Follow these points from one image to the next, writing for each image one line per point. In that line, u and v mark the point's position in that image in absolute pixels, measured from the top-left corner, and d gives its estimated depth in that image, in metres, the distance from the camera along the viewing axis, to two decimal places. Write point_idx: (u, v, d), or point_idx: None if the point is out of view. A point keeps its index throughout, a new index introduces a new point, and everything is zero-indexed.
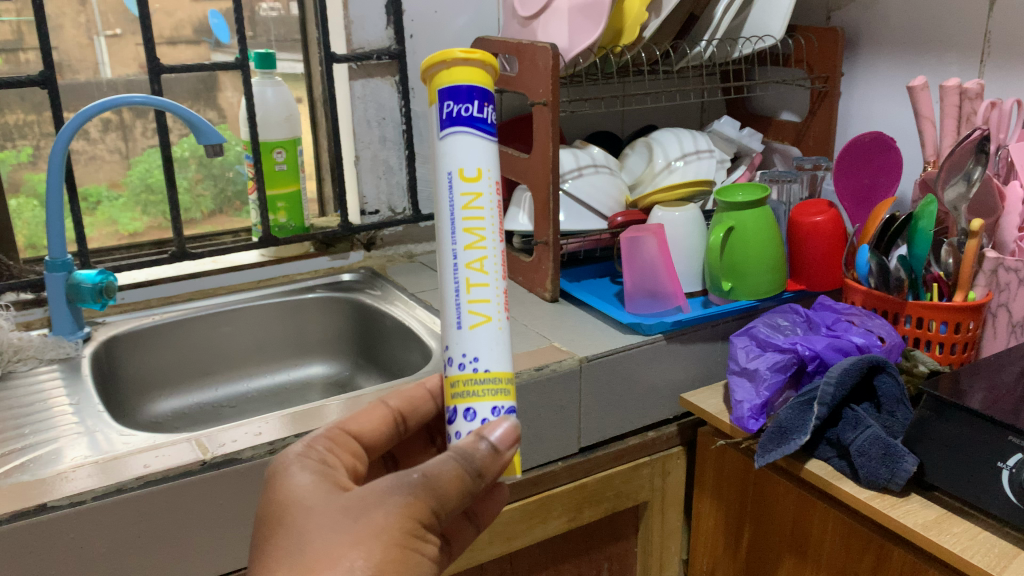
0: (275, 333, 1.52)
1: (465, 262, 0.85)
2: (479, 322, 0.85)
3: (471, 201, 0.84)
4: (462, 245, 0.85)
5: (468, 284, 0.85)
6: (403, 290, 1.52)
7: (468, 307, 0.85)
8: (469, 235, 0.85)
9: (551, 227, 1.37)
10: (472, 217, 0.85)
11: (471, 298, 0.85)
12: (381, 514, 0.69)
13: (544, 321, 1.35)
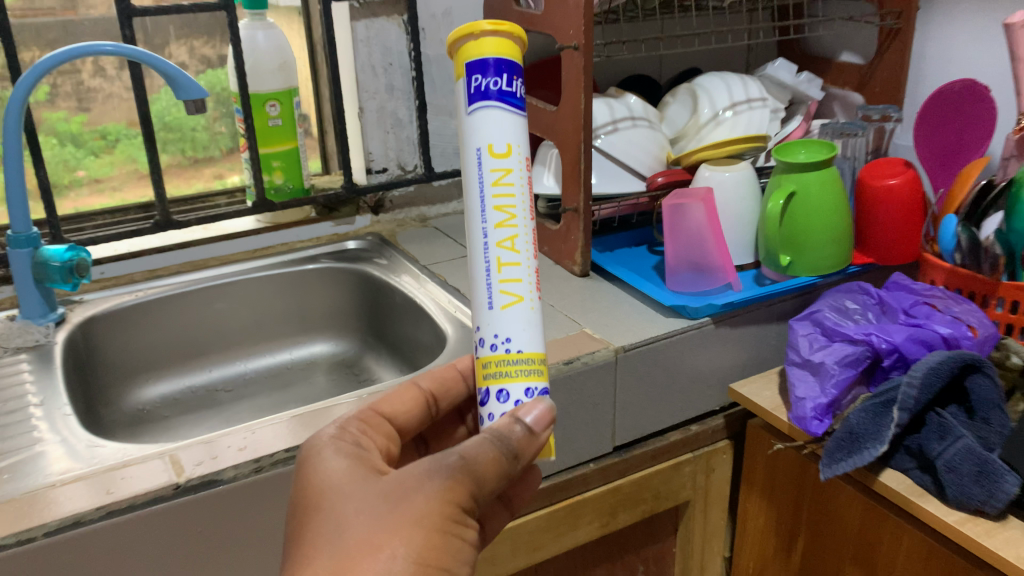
0: (275, 308, 1.37)
1: (496, 242, 0.74)
2: (509, 303, 0.74)
3: (501, 178, 0.73)
4: (492, 226, 0.73)
5: (500, 266, 0.74)
6: (414, 260, 1.35)
7: (498, 290, 0.74)
8: (500, 213, 0.74)
9: (583, 192, 1.20)
10: (502, 194, 0.73)
11: (503, 280, 0.74)
12: (421, 497, 0.62)
13: (574, 300, 1.19)
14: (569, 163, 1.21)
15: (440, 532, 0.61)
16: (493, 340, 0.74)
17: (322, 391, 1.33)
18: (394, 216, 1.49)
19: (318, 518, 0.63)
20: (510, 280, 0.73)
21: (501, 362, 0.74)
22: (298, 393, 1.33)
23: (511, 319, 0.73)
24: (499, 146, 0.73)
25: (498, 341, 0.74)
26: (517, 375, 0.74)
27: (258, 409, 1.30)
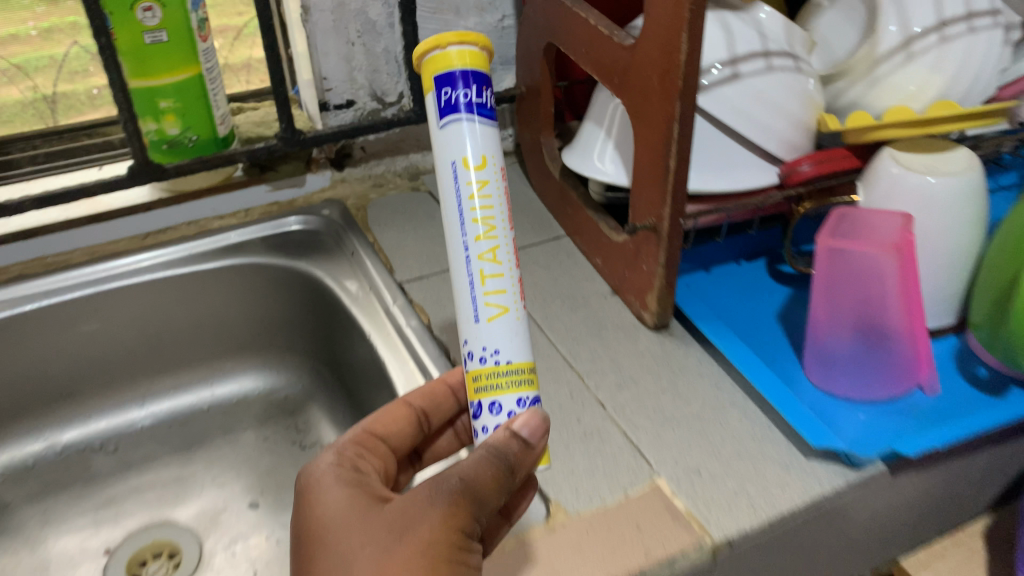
0: (179, 324, 0.90)
1: (477, 255, 0.54)
2: (497, 314, 0.55)
3: (480, 193, 0.54)
4: (471, 239, 0.54)
5: (483, 282, 0.55)
6: (386, 266, 0.86)
7: (483, 300, 0.55)
8: (480, 226, 0.54)
9: (668, 209, 0.67)
10: (480, 204, 0.54)
11: (488, 291, 0.55)
12: (427, 523, 0.46)
13: (639, 391, 0.70)
14: (649, 149, 0.68)
15: (448, 564, 0.44)
16: (484, 353, 0.55)
17: (247, 457, 0.89)
18: (369, 171, 0.98)
19: (320, 556, 0.47)
20: (497, 291, 0.55)
21: (494, 376, 0.55)
22: (212, 460, 0.89)
23: (499, 330, 0.55)
24: (475, 152, 0.53)
25: (486, 354, 0.55)
26: (508, 387, 0.55)
27: (149, 489, 0.86)
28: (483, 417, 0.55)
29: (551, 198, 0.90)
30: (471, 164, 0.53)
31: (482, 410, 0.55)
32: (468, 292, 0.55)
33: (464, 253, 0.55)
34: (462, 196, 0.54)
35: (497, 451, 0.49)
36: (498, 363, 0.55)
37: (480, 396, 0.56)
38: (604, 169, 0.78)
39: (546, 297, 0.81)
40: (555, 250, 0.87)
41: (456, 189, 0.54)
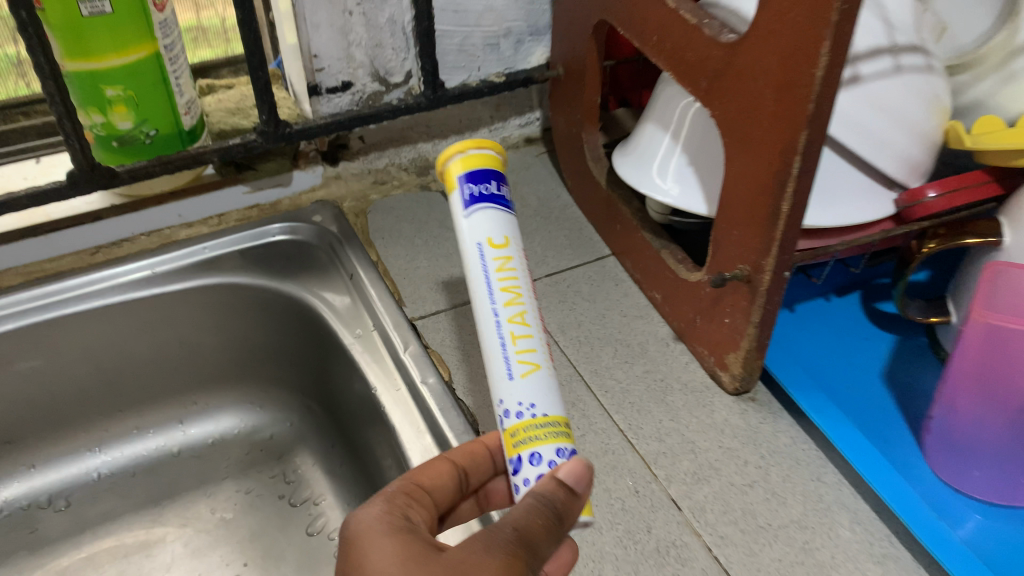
0: (141, 355, 0.75)
1: (507, 318, 0.45)
2: (532, 373, 0.45)
3: (508, 266, 0.46)
4: (499, 306, 0.46)
5: (513, 345, 0.45)
6: (392, 294, 0.70)
7: (515, 360, 0.45)
8: (507, 292, 0.46)
9: (772, 261, 0.51)
10: (508, 275, 0.46)
11: (520, 352, 0.45)
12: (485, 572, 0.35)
13: (721, 488, 0.55)
14: (747, 182, 0.52)
15: None
16: (517, 409, 0.45)
17: (226, 515, 0.75)
18: (368, 165, 0.81)
19: None
20: (529, 351, 0.45)
21: (530, 430, 0.44)
22: (183, 519, 0.74)
23: (536, 388, 0.45)
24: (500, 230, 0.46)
25: (520, 410, 0.45)
26: (547, 437, 0.44)
27: (107, 556, 0.71)
28: (517, 474, 0.44)
29: (594, 209, 0.74)
30: (497, 241, 0.46)
31: (518, 465, 0.44)
32: (496, 358, 0.46)
33: (491, 318, 0.46)
34: (486, 268, 0.46)
35: (544, 496, 0.40)
36: (535, 415, 0.44)
37: (513, 449, 0.45)
38: (668, 189, 0.62)
39: (595, 340, 0.65)
40: (600, 275, 0.71)
41: (478, 262, 0.46)
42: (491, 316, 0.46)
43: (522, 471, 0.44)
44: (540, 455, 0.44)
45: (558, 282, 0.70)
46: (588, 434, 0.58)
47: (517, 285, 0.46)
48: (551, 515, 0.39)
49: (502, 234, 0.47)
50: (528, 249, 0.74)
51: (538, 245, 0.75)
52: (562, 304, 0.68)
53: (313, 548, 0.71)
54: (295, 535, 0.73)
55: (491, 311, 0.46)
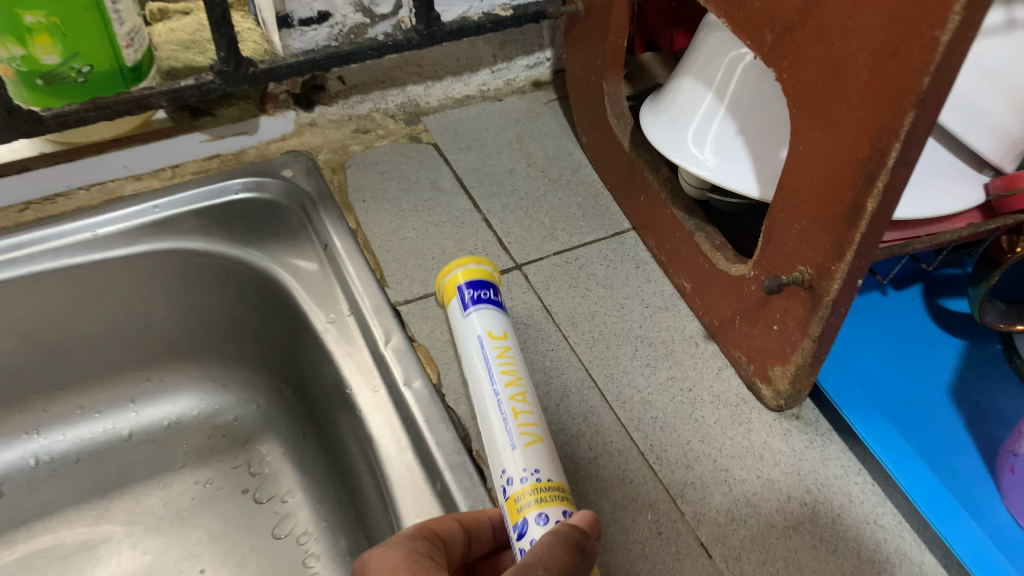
0: (83, 331, 0.64)
1: (508, 396, 0.47)
2: (534, 444, 0.45)
3: (507, 354, 0.49)
4: (499, 386, 0.47)
5: (515, 417, 0.46)
6: (372, 269, 0.59)
7: (517, 432, 0.45)
8: (507, 373, 0.48)
9: (845, 267, 0.41)
10: (506, 360, 0.49)
11: (522, 425, 0.45)
12: None
13: (761, 531, 0.46)
14: (821, 166, 0.41)
15: None
16: (521, 475, 0.43)
17: (182, 511, 0.66)
18: (349, 110, 0.70)
19: None
20: (531, 426, 0.46)
21: (538, 493, 0.42)
22: (133, 516, 0.65)
23: (539, 456, 0.44)
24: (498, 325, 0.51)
25: (523, 476, 0.43)
26: (554, 498, 0.42)
27: (43, 558, 0.62)
28: (522, 538, 0.41)
29: (616, 179, 0.64)
30: (496, 333, 0.50)
31: (523, 529, 0.41)
32: (496, 432, 0.45)
33: (491, 398, 0.47)
34: (488, 356, 0.49)
35: (561, 536, 0.36)
36: (541, 479, 0.43)
37: (517, 514, 0.42)
38: (705, 162, 0.51)
39: (611, 337, 0.55)
40: (618, 256, 0.61)
41: (480, 352, 0.49)
42: (491, 395, 0.47)
43: (528, 535, 0.41)
44: (548, 514, 0.41)
45: (569, 262, 0.60)
46: (602, 457, 0.49)
47: (516, 369, 0.49)
48: (578, 547, 0.34)
49: (500, 328, 0.51)
50: (534, 221, 0.64)
51: (546, 215, 0.64)
52: (573, 290, 0.58)
53: (279, 554, 0.63)
54: (259, 538, 0.64)
55: (492, 391, 0.47)
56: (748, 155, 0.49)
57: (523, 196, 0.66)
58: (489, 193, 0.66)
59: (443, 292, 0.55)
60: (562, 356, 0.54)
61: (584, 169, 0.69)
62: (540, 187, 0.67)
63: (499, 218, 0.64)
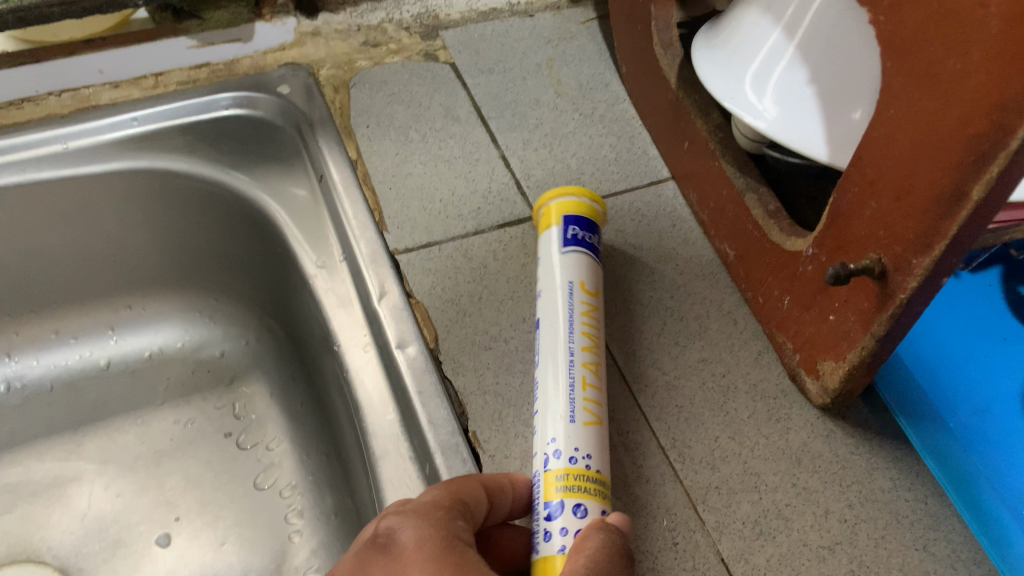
0: (54, 253, 0.58)
1: (582, 362, 0.42)
2: (593, 426, 0.40)
3: (592, 314, 0.44)
4: (576, 347, 0.42)
5: (582, 389, 0.41)
6: (371, 209, 0.53)
7: (579, 405, 0.40)
8: (588, 338, 0.43)
9: (929, 263, 0.33)
10: (591, 323, 0.44)
11: (586, 400, 0.40)
12: None
13: (792, 549, 0.40)
14: (915, 136, 0.33)
15: None
16: (570, 453, 0.38)
17: (159, 452, 0.60)
18: (355, 20, 0.64)
19: None
20: (595, 403, 0.40)
21: (578, 480, 0.37)
22: (107, 455, 0.60)
23: (593, 440, 0.39)
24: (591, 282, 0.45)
25: (573, 457, 0.38)
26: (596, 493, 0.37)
27: (10, 494, 0.58)
28: (551, 522, 0.36)
29: (658, 118, 0.56)
30: (588, 288, 0.45)
31: (555, 512, 0.36)
32: (556, 395, 0.40)
33: (564, 356, 0.42)
34: (572, 306, 0.44)
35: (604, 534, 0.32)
36: (588, 467, 0.38)
37: (555, 494, 0.37)
38: (763, 112, 0.42)
39: (636, 307, 0.49)
40: (651, 211, 0.54)
41: (566, 298, 0.44)
42: (567, 351, 0.42)
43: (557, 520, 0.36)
44: (586, 508, 0.36)
45: None
46: (616, 450, 0.43)
47: (596, 335, 0.43)
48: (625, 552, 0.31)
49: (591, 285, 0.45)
50: (559, 163, 0.56)
51: (573, 157, 0.57)
52: (598, 249, 0.52)
53: (259, 506, 0.57)
54: (239, 486, 0.58)
55: (567, 348, 0.42)
56: (817, 110, 0.40)
57: (549, 131, 0.58)
58: (510, 125, 0.58)
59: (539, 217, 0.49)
60: None
61: (620, 104, 0.60)
62: (568, 123, 0.59)
63: (520, 157, 0.56)
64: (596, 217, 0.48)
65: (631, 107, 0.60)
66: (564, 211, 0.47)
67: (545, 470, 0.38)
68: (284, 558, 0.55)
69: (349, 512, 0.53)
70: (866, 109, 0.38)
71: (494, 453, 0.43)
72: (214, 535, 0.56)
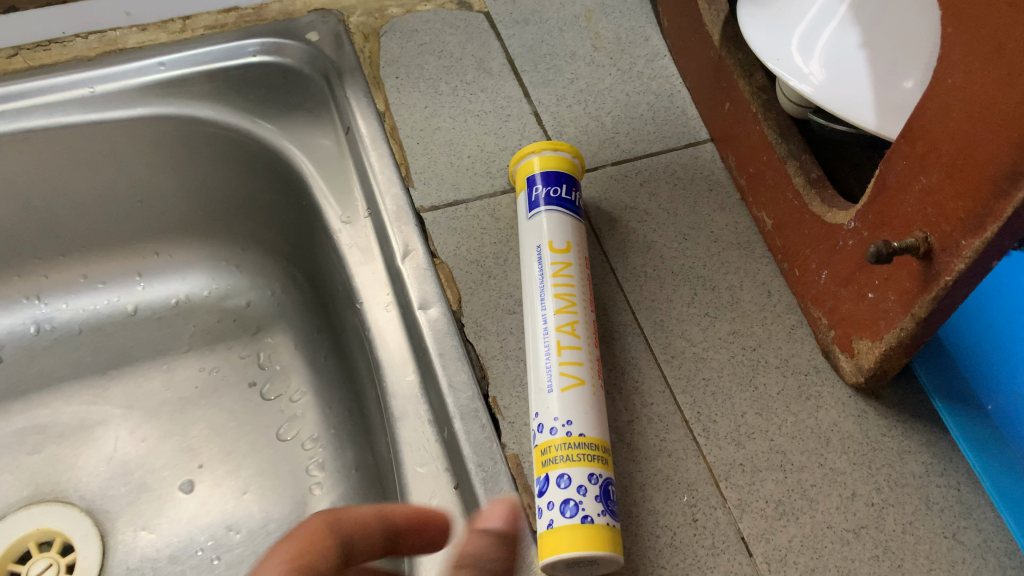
0: (82, 198, 0.57)
1: (555, 326, 0.41)
2: (574, 389, 0.39)
3: (566, 273, 0.43)
4: (549, 313, 0.41)
5: (557, 353, 0.40)
6: (397, 164, 0.51)
7: (556, 371, 0.39)
8: (561, 300, 0.42)
9: (979, 246, 0.31)
10: (563, 281, 0.42)
11: (563, 364, 0.40)
12: None
13: (815, 531, 0.39)
14: (974, 108, 0.30)
15: None
16: (551, 425, 0.38)
17: (184, 400, 0.61)
18: None
19: None
20: (575, 365, 0.40)
21: (561, 449, 0.37)
22: (133, 400, 0.61)
23: (576, 404, 0.38)
24: (560, 237, 0.44)
25: (553, 426, 0.38)
26: (578, 460, 0.37)
27: (39, 434, 0.59)
28: (542, 497, 0.37)
29: (699, 77, 0.53)
30: (557, 245, 0.43)
31: (543, 487, 0.37)
32: (535, 368, 0.40)
33: (538, 327, 0.41)
34: (543, 272, 0.43)
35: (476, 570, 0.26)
36: (569, 433, 0.37)
37: (543, 468, 0.37)
38: (810, 76, 0.40)
39: (667, 274, 0.47)
40: (688, 173, 0.52)
41: (536, 265, 0.43)
42: (538, 321, 0.41)
43: (547, 493, 0.37)
44: (570, 477, 0.36)
45: (629, 175, 0.52)
46: (638, 422, 0.42)
47: (572, 293, 0.42)
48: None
49: (563, 239, 0.44)
50: (594, 121, 0.54)
51: (608, 115, 0.55)
52: (628, 213, 0.50)
53: (281, 457, 0.58)
54: (262, 437, 0.59)
55: (540, 319, 0.41)
56: (868, 74, 0.38)
57: (583, 87, 0.56)
58: (543, 80, 0.56)
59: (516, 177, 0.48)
60: (605, 294, 0.47)
61: (660, 60, 0.58)
62: (605, 78, 0.57)
63: (552, 114, 0.55)
64: (573, 170, 0.46)
65: (672, 63, 0.58)
66: (540, 166, 0.46)
67: (537, 445, 0.38)
68: (303, 509, 0.55)
69: (370, 469, 0.53)
70: (919, 75, 0.36)
71: (514, 420, 0.42)
72: (236, 483, 0.57)
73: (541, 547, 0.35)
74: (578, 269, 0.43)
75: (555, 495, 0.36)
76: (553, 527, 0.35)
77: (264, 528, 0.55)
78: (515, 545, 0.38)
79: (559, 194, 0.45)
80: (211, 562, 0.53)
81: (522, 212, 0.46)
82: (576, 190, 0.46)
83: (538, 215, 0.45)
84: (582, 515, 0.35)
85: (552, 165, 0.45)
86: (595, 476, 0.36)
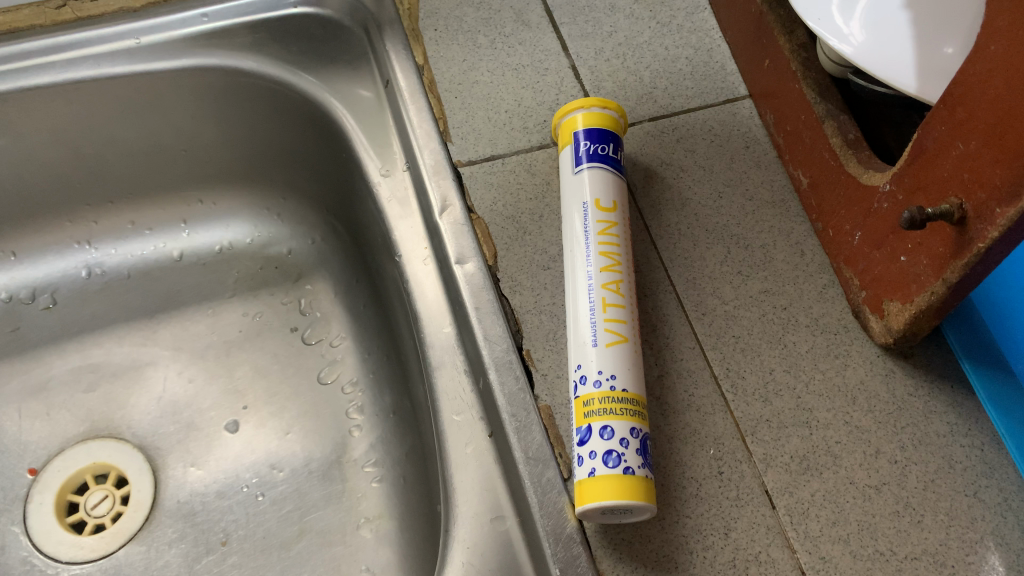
0: (129, 144, 0.59)
1: (601, 283, 0.42)
2: (618, 345, 0.40)
3: (611, 232, 0.44)
4: (594, 270, 0.42)
5: (602, 310, 0.41)
6: (435, 119, 0.52)
7: (601, 328, 0.40)
8: (606, 258, 0.43)
9: (1014, 214, 0.31)
10: (609, 240, 0.43)
11: (608, 320, 0.41)
12: None
13: (838, 486, 0.40)
14: (1016, 78, 0.30)
15: None
16: (595, 378, 0.39)
17: (229, 342, 0.63)
18: None
19: None
20: (619, 322, 0.41)
21: (604, 402, 0.39)
22: (180, 342, 0.63)
23: (620, 359, 0.40)
24: (606, 196, 0.44)
25: (597, 380, 0.39)
26: (621, 414, 0.38)
27: (93, 373, 0.62)
28: (582, 446, 0.38)
29: (740, 32, 0.53)
30: (604, 204, 0.44)
31: (584, 437, 0.38)
32: (579, 322, 0.41)
33: (583, 283, 0.42)
34: (588, 230, 0.44)
35: None
36: (613, 388, 0.39)
37: (584, 419, 0.39)
38: (850, 37, 0.39)
39: (701, 232, 0.48)
40: (725, 130, 0.52)
41: (581, 222, 0.44)
42: (583, 278, 0.42)
43: (589, 442, 0.38)
44: (613, 429, 0.38)
45: (666, 132, 0.52)
46: (668, 376, 0.43)
47: (617, 253, 0.43)
48: None
49: (609, 198, 0.45)
50: (631, 75, 0.54)
51: (647, 69, 0.54)
52: (664, 169, 0.50)
53: (322, 400, 0.60)
54: (303, 379, 0.61)
55: (585, 274, 0.42)
56: (909, 34, 0.38)
57: (622, 40, 0.56)
58: (581, 33, 0.56)
59: (558, 132, 0.48)
60: (639, 252, 0.47)
61: (700, 13, 0.57)
62: (644, 31, 0.56)
63: (590, 68, 0.55)
64: (615, 127, 0.47)
65: (712, 16, 0.57)
66: (586, 123, 0.46)
67: (577, 397, 0.40)
68: (343, 450, 0.57)
69: (408, 413, 0.55)
70: (963, 39, 0.37)
71: (546, 372, 0.43)
72: (279, 424, 0.59)
73: (582, 493, 0.37)
74: (622, 229, 0.44)
75: (598, 446, 0.37)
76: (596, 476, 0.37)
77: (306, 467, 0.57)
78: (547, 491, 0.40)
79: (603, 150, 0.45)
80: (256, 498, 0.56)
81: (568, 165, 0.46)
82: (619, 149, 0.46)
83: (586, 173, 0.45)
84: (624, 466, 0.37)
85: (598, 122, 0.46)
86: (634, 432, 0.38)
